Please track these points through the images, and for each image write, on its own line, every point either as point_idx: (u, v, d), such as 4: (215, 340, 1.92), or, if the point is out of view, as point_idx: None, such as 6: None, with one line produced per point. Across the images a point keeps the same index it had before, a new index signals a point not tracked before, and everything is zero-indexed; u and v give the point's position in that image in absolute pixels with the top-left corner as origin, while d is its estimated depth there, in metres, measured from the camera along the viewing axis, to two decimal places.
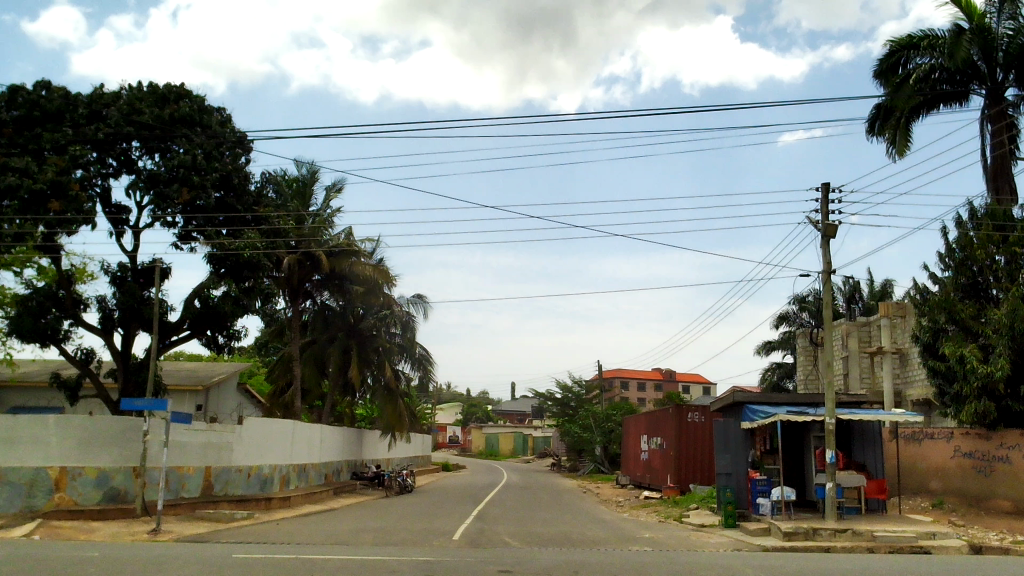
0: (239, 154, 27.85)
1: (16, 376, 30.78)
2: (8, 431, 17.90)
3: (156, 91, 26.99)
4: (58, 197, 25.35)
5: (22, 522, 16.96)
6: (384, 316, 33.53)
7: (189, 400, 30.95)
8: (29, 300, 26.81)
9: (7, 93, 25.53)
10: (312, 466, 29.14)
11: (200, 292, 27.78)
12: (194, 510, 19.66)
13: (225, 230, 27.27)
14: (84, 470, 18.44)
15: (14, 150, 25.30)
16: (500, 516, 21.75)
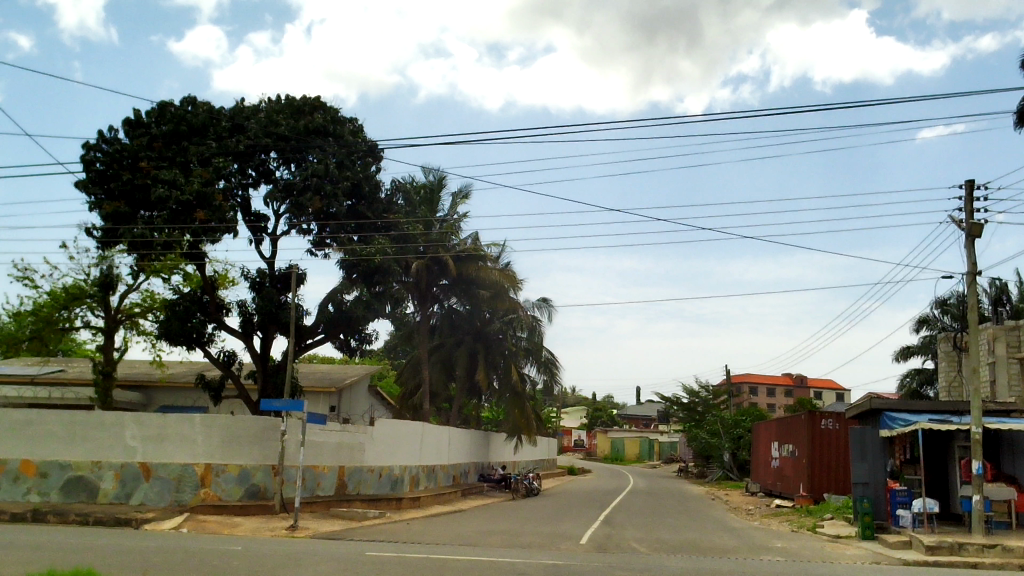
0: (369, 163, 28.51)
1: (165, 377, 32.53)
2: (160, 429, 19.19)
3: (292, 103, 28.08)
4: (203, 207, 26.71)
5: (171, 515, 17.92)
6: (510, 319, 33.86)
7: (324, 401, 31.97)
8: (177, 305, 28.23)
9: (157, 110, 27.24)
10: (441, 467, 29.68)
11: (333, 297, 28.73)
12: (329, 508, 20.30)
13: (357, 237, 28.15)
14: (228, 466, 19.29)
15: (164, 163, 26.83)
16: (626, 521, 21.60)
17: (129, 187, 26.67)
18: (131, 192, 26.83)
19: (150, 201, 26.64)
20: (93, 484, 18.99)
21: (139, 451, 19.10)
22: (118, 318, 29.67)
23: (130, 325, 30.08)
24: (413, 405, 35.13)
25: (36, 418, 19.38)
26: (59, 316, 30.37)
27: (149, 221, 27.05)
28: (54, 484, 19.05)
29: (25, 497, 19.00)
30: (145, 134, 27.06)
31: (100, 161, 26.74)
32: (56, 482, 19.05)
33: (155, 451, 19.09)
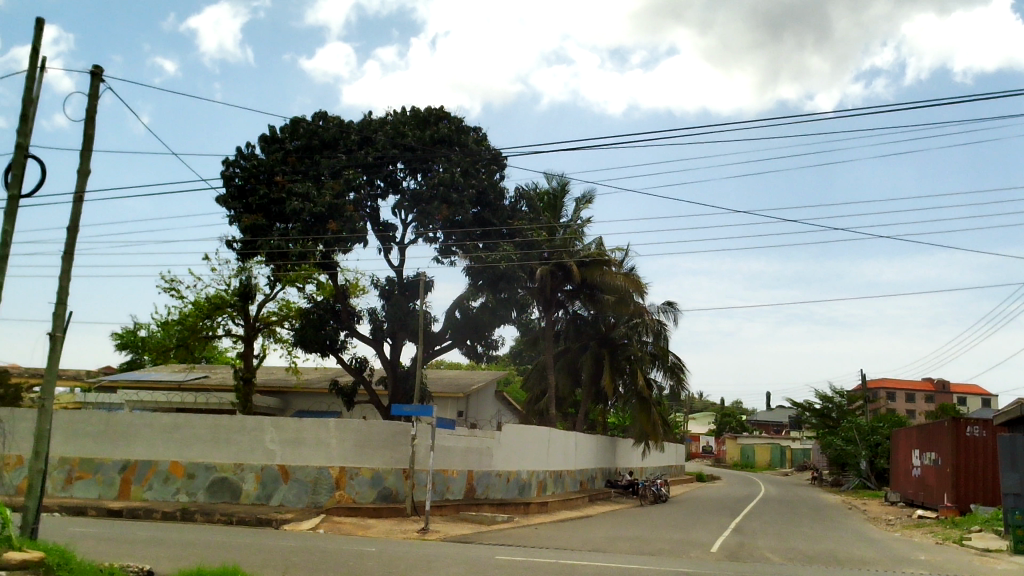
0: (494, 170, 28.75)
1: (301, 382, 33.76)
2: (297, 433, 19.89)
3: (418, 114, 28.59)
4: (335, 218, 27.65)
5: (308, 516, 18.57)
6: (635, 324, 33.21)
7: (453, 406, 32.46)
8: (311, 313, 29.19)
9: (290, 126, 28.27)
10: (568, 473, 29.71)
11: (460, 303, 29.28)
12: (458, 512, 20.57)
13: (482, 244, 28.71)
14: (361, 470, 19.78)
15: (298, 177, 28.00)
16: (758, 529, 21.12)
17: (266, 201, 27.89)
18: (267, 206, 28.06)
19: (285, 213, 27.74)
20: (235, 485, 19.92)
21: (277, 454, 19.87)
22: (257, 327, 30.98)
23: (268, 333, 31.36)
24: (539, 411, 35.21)
25: (184, 422, 20.47)
26: (203, 325, 31.98)
27: (284, 233, 28.11)
28: (200, 485, 20.05)
29: (175, 497, 20.09)
30: (279, 150, 28.34)
31: (239, 176, 28.13)
32: (201, 483, 20.06)
33: (292, 454, 19.81)
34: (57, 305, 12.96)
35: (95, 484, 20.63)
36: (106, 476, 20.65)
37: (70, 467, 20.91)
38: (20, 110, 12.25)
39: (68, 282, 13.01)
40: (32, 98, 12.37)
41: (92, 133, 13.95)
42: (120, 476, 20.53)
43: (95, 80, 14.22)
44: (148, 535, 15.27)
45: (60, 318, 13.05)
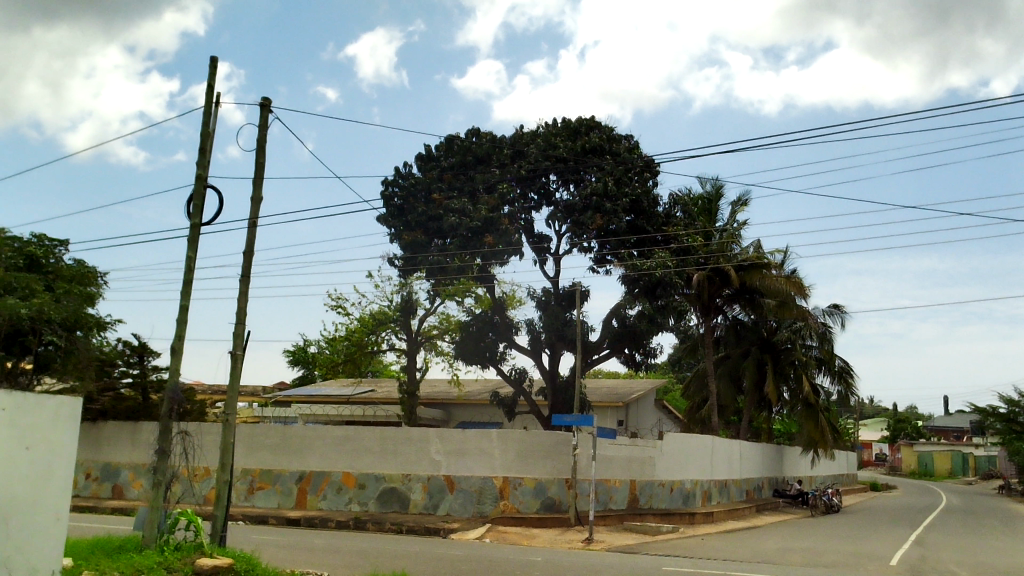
0: (647, 177, 28.56)
1: (463, 394, 34.46)
2: (462, 443, 20.29)
3: (569, 125, 28.85)
4: (491, 231, 28.03)
5: (475, 525, 18.88)
6: (799, 329, 31.81)
7: (612, 415, 32.41)
8: (471, 326, 29.82)
9: (445, 143, 29.18)
10: (733, 482, 29.09)
11: (616, 312, 29.18)
12: (622, 521, 20.46)
13: (637, 252, 28.43)
14: (524, 480, 19.93)
15: (454, 193, 28.76)
16: (938, 541, 20.03)
17: (424, 217, 28.68)
18: (426, 222, 28.79)
19: (443, 229, 28.37)
20: (404, 494, 20.54)
21: (443, 465, 20.35)
22: (419, 340, 31.86)
23: (429, 346, 32.26)
24: (700, 418, 34.86)
25: (354, 434, 21.31)
26: (369, 340, 33.27)
27: (442, 248, 29.00)
28: (370, 494, 20.78)
29: (347, 506, 20.91)
30: (436, 167, 29.35)
31: (398, 195, 29.34)
32: (372, 492, 20.79)
33: (457, 464, 20.24)
34: (236, 325, 13.76)
35: (274, 494, 21.79)
36: (283, 486, 21.77)
37: (251, 478, 22.20)
38: (198, 143, 13.12)
39: (246, 303, 13.80)
40: (209, 132, 13.22)
41: (264, 161, 14.79)
42: (296, 486, 21.58)
43: (265, 112, 15.08)
44: (326, 543, 15.95)
45: (240, 337, 13.86)
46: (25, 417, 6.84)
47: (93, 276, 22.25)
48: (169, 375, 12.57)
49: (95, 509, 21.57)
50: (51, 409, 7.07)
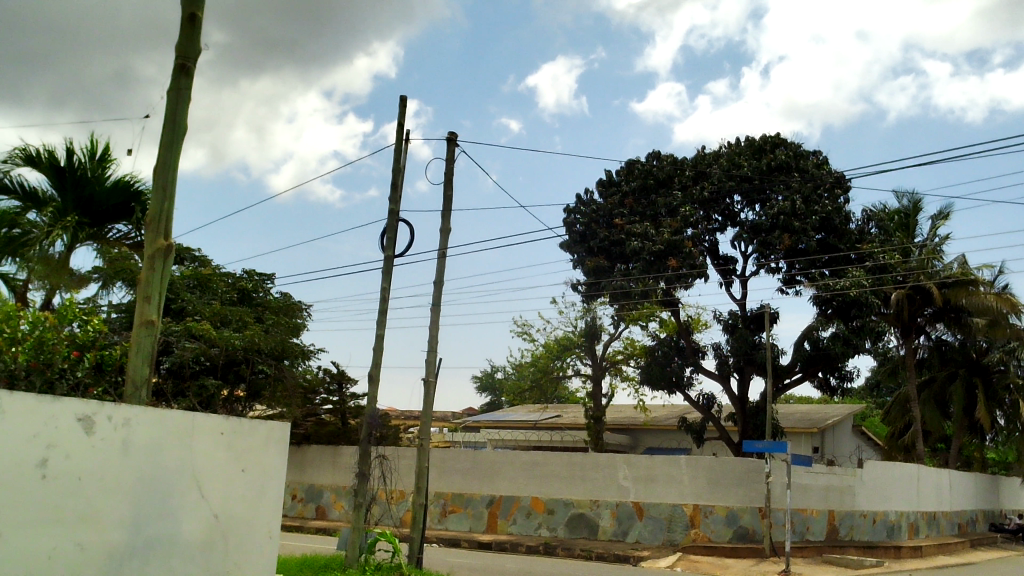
0: (838, 194, 27.30)
1: (650, 420, 34.13)
2: (650, 470, 20.06)
3: (753, 144, 28.38)
4: (675, 255, 27.61)
5: (664, 554, 18.50)
6: (1012, 348, 29.52)
7: (807, 442, 31.18)
8: (656, 351, 29.53)
9: (626, 168, 29.41)
10: (943, 514, 27.26)
11: (808, 334, 28.08)
12: (820, 553, 19.56)
13: (828, 271, 27.00)
14: (716, 508, 19.32)
15: (636, 218, 28.84)
16: None
17: (606, 243, 28.91)
18: (608, 248, 29.02)
19: (626, 254, 28.49)
20: (593, 521, 20.52)
21: (631, 491, 20.19)
22: (604, 366, 31.81)
23: (614, 372, 32.16)
24: (904, 446, 33.01)
25: (542, 460, 21.51)
26: (554, 365, 33.53)
27: (626, 273, 28.92)
28: (560, 520, 20.89)
29: (537, 531, 21.14)
30: (617, 193, 29.54)
31: (581, 222, 29.67)
32: (561, 518, 20.90)
33: (646, 491, 20.01)
34: (429, 353, 14.26)
35: (466, 517, 22.35)
36: (475, 510, 22.28)
37: (444, 501, 22.89)
38: (391, 179, 13.75)
39: (437, 331, 14.28)
40: (400, 167, 13.84)
41: (451, 194, 15.31)
42: (487, 510, 22.05)
43: (452, 146, 15.61)
44: (518, 568, 16.16)
45: (432, 364, 14.32)
46: (242, 440, 7.35)
47: (297, 308, 23.65)
48: (367, 401, 13.13)
49: (301, 529, 22.81)
50: (262, 433, 7.55)
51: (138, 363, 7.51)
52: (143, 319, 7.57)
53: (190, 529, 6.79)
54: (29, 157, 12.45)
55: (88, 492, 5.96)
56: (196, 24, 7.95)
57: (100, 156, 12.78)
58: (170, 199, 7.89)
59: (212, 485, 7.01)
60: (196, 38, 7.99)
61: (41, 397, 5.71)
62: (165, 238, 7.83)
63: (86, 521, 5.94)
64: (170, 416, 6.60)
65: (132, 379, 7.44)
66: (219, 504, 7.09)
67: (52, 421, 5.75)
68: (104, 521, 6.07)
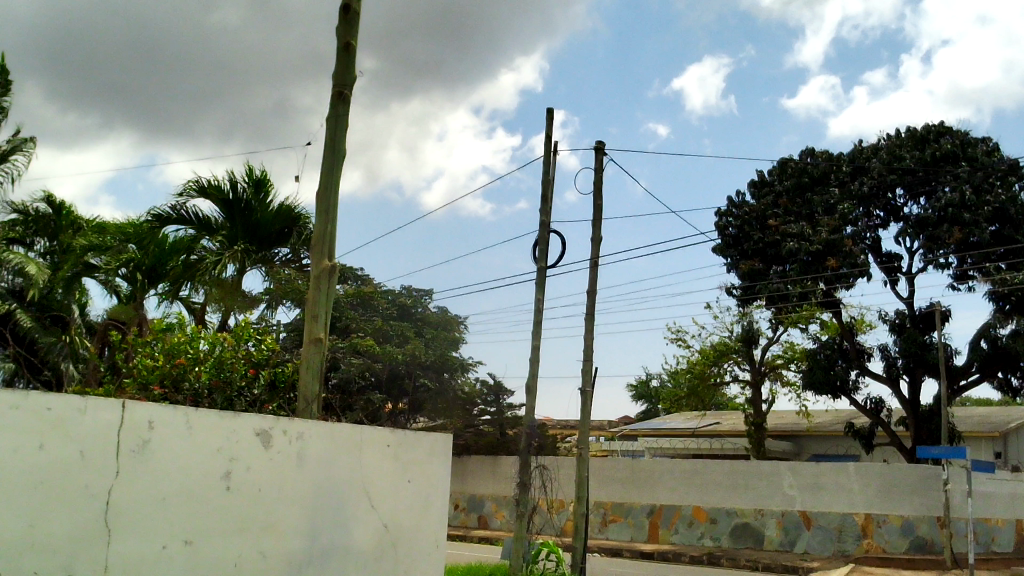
0: (1012, 182, 25.62)
1: (814, 426, 32.96)
2: (816, 478, 19.41)
3: (915, 134, 27.03)
4: (834, 255, 26.58)
5: (836, 565, 17.75)
6: None
7: (988, 447, 29.34)
8: (819, 354, 28.56)
9: (779, 167, 28.62)
10: None
11: (985, 332, 26.43)
12: (1009, 566, 18.23)
13: (1004, 264, 25.38)
14: (889, 517, 18.38)
15: (791, 218, 27.95)
16: None
17: (761, 245, 28.19)
18: (764, 250, 28.28)
19: (782, 255, 27.64)
20: (758, 530, 19.99)
21: (797, 500, 19.56)
22: (763, 371, 30.95)
23: (774, 377, 31.27)
24: None
25: (703, 468, 21.16)
26: (711, 371, 32.91)
27: (782, 275, 28.00)
28: (723, 529, 20.45)
29: (700, 541, 20.77)
30: (771, 193, 28.83)
31: (733, 225, 29.18)
32: (724, 527, 20.46)
33: (814, 500, 19.34)
34: (584, 362, 14.28)
35: (627, 527, 22.24)
36: (636, 519, 22.15)
37: (604, 511, 22.85)
38: (541, 192, 13.88)
39: (592, 340, 14.28)
40: (549, 179, 13.94)
41: (601, 202, 15.30)
42: (648, 520, 21.90)
43: (600, 155, 15.61)
44: None
45: (588, 373, 14.34)
46: (407, 452, 7.58)
47: (456, 321, 24.11)
48: (525, 412, 13.27)
49: (465, 538, 23.30)
50: (426, 445, 7.78)
51: (309, 380, 7.86)
52: (311, 337, 7.92)
53: (362, 538, 7.04)
54: (201, 188, 13.28)
55: (267, 503, 6.26)
56: (350, 52, 8.30)
57: (261, 184, 13.45)
58: (332, 220, 8.25)
59: (381, 495, 7.26)
60: (351, 65, 8.31)
61: (223, 413, 6.03)
62: (328, 259, 8.16)
63: (266, 530, 6.24)
64: (340, 429, 6.87)
65: (303, 394, 7.81)
66: (389, 515, 7.33)
67: (234, 436, 6.06)
68: (282, 532, 6.36)
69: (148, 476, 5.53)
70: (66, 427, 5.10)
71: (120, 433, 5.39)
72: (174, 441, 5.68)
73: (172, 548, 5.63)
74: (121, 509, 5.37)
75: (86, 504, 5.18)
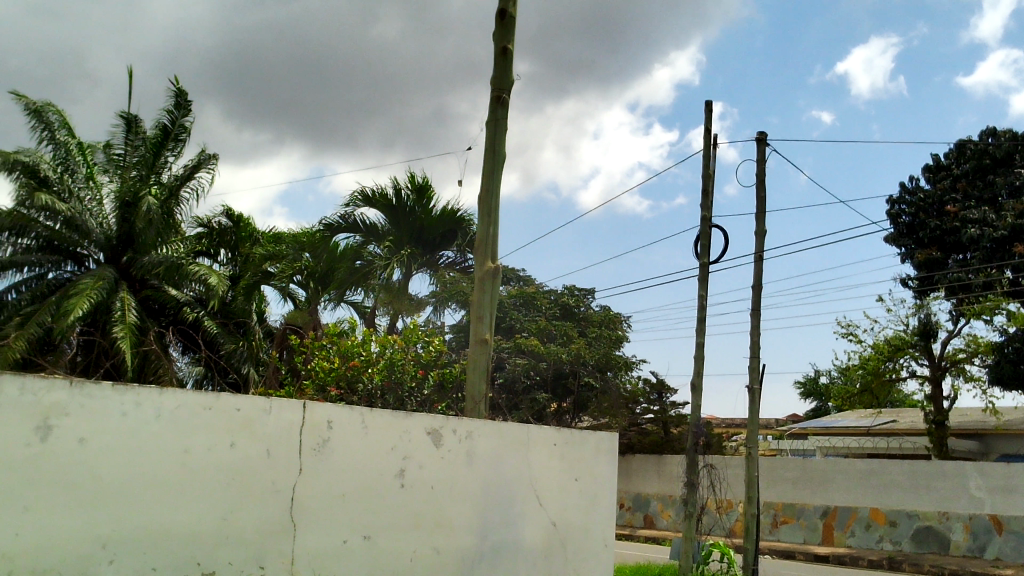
0: None
1: (1003, 423, 30.89)
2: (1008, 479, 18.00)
3: None
4: (1021, 239, 24.62)
5: None
6: None
7: None
8: (1007, 349, 26.69)
9: (956, 150, 27.12)
10: None
11: None
12: None
13: None
14: None
15: (971, 203, 26.44)
16: None
17: (938, 232, 26.71)
18: (941, 237, 26.77)
19: (962, 242, 26.06)
20: (943, 534, 18.77)
21: (986, 503, 18.21)
22: (944, 367, 29.25)
23: (957, 372, 29.46)
24: None
25: (881, 469, 20.22)
26: (886, 367, 31.27)
27: (962, 264, 26.17)
28: (904, 533, 19.39)
29: (879, 544, 19.80)
30: (948, 177, 27.36)
31: (907, 212, 27.98)
32: (905, 531, 19.40)
33: (1005, 504, 17.82)
34: (752, 359, 13.91)
35: (799, 529, 21.58)
36: (809, 521, 21.48)
37: (774, 512, 22.36)
38: (702, 186, 13.63)
39: (758, 337, 13.91)
40: (709, 173, 13.69)
41: (765, 195, 14.88)
42: (822, 521, 21.16)
43: (762, 146, 15.19)
44: None
45: (756, 371, 13.97)
46: (574, 450, 7.62)
47: (618, 320, 24.00)
48: (691, 410, 13.06)
49: (632, 537, 23.22)
50: (593, 444, 7.79)
51: (476, 379, 8.02)
52: (477, 337, 8.07)
53: (531, 536, 7.11)
54: (367, 197, 13.79)
55: (440, 500, 6.43)
56: (508, 56, 8.41)
57: (423, 191, 13.88)
58: (495, 223, 8.38)
59: (548, 493, 7.32)
60: (509, 69, 8.42)
61: (396, 412, 6.23)
62: (492, 260, 8.30)
63: (440, 527, 6.41)
64: (508, 428, 6.98)
65: (472, 393, 7.97)
66: (558, 513, 7.39)
67: (406, 435, 6.25)
68: (455, 529, 6.51)
69: (328, 473, 5.78)
70: (254, 426, 5.41)
71: (302, 431, 5.66)
72: (351, 439, 5.92)
73: (352, 543, 5.87)
74: (305, 504, 5.63)
75: (275, 499, 5.47)
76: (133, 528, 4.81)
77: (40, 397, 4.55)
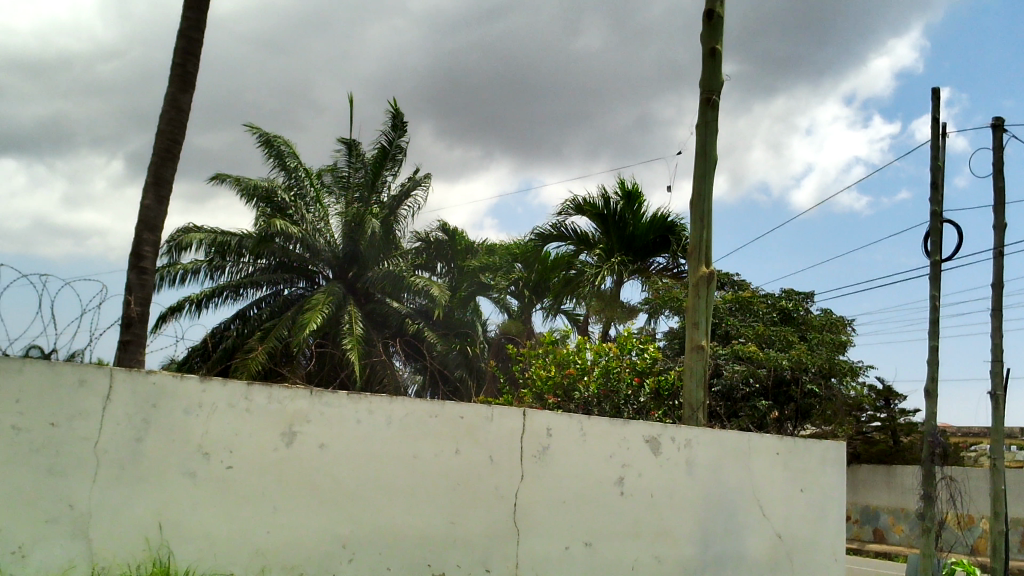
0: None
1: None
2: None
3: None
4: None
5: None
6: None
7: None
8: None
9: None
10: None
11: None
12: None
13: None
14: None
15: None
16: None
17: None
18: None
19: None
20: None
21: None
22: None
23: None
24: None
25: None
26: None
27: None
28: None
29: None
30: None
31: None
32: None
33: None
34: (994, 363, 12.86)
35: None
36: None
37: None
38: (930, 180, 12.78)
39: (1001, 339, 12.85)
40: (940, 165, 12.81)
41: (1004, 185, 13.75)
42: None
43: (1000, 132, 14.05)
44: None
45: (999, 376, 12.92)
46: (799, 459, 7.33)
47: (842, 324, 23.17)
48: (926, 418, 12.25)
49: (861, 552, 22.19)
50: (818, 453, 7.46)
51: (693, 388, 7.89)
52: (693, 344, 7.93)
53: (755, 548, 6.90)
54: (578, 206, 13.92)
55: (659, 509, 6.36)
56: (717, 57, 8.25)
57: (633, 197, 13.86)
58: (708, 226, 8.23)
59: (772, 504, 7.07)
60: (718, 70, 8.26)
61: (613, 420, 6.23)
62: (706, 265, 8.15)
63: (661, 536, 6.35)
64: (727, 436, 6.81)
65: (689, 401, 7.83)
66: (783, 525, 7.12)
67: (624, 443, 6.24)
68: (677, 539, 6.43)
69: (549, 481, 5.86)
70: (477, 434, 5.57)
71: (523, 438, 5.77)
72: (571, 447, 5.98)
73: (574, 550, 5.91)
74: (527, 511, 5.73)
75: (499, 504, 5.62)
76: (368, 531, 5.07)
77: (284, 404, 4.89)
